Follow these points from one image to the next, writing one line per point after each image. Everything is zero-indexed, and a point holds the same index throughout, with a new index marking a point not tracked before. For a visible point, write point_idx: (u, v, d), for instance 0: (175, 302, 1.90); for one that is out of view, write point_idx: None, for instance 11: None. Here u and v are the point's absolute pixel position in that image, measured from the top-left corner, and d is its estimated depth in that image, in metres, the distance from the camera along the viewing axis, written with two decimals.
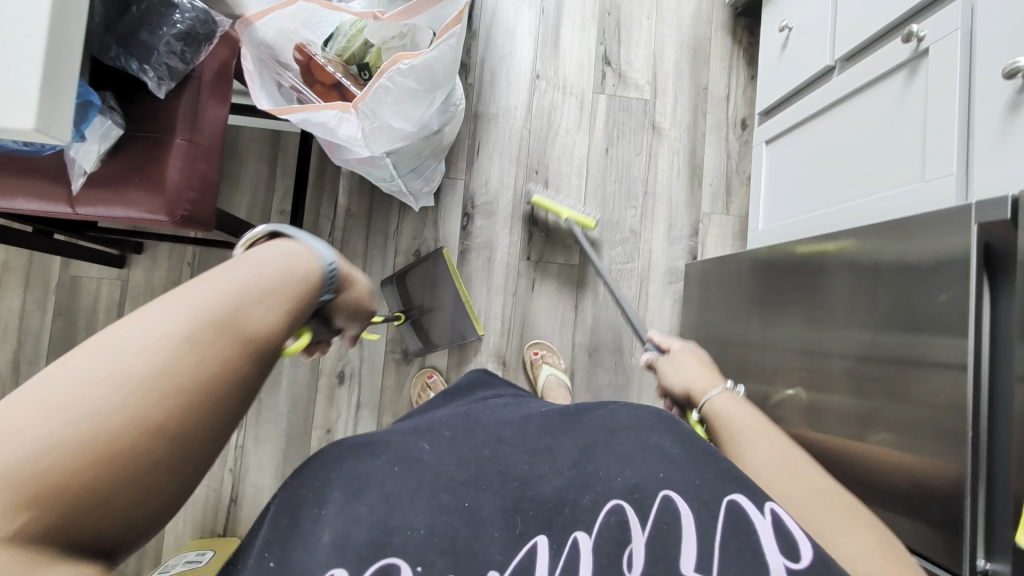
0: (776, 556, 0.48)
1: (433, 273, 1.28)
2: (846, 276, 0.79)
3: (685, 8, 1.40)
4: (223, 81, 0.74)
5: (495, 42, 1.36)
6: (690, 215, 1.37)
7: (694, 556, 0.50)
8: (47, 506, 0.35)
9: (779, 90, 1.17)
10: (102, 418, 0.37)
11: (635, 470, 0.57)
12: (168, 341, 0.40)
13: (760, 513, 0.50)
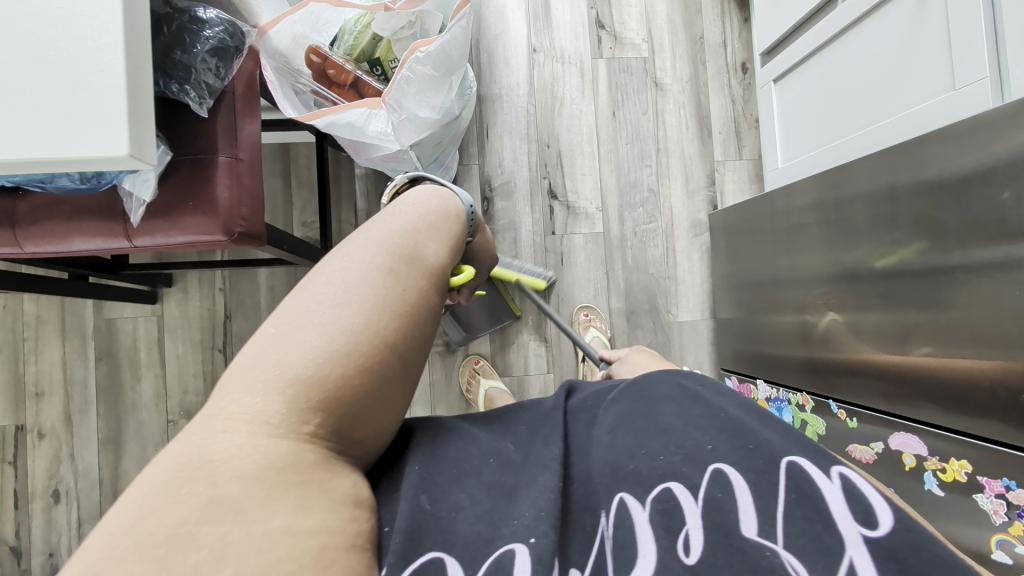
0: (849, 523, 0.41)
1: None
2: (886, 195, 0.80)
3: None
4: (253, 92, 0.73)
5: (486, 21, 1.35)
6: (705, 165, 1.38)
7: (754, 518, 0.43)
8: (330, 401, 0.45)
9: (781, 26, 1.17)
10: (348, 333, 0.47)
11: (680, 433, 0.49)
12: (375, 274, 0.52)
13: (826, 476, 0.43)
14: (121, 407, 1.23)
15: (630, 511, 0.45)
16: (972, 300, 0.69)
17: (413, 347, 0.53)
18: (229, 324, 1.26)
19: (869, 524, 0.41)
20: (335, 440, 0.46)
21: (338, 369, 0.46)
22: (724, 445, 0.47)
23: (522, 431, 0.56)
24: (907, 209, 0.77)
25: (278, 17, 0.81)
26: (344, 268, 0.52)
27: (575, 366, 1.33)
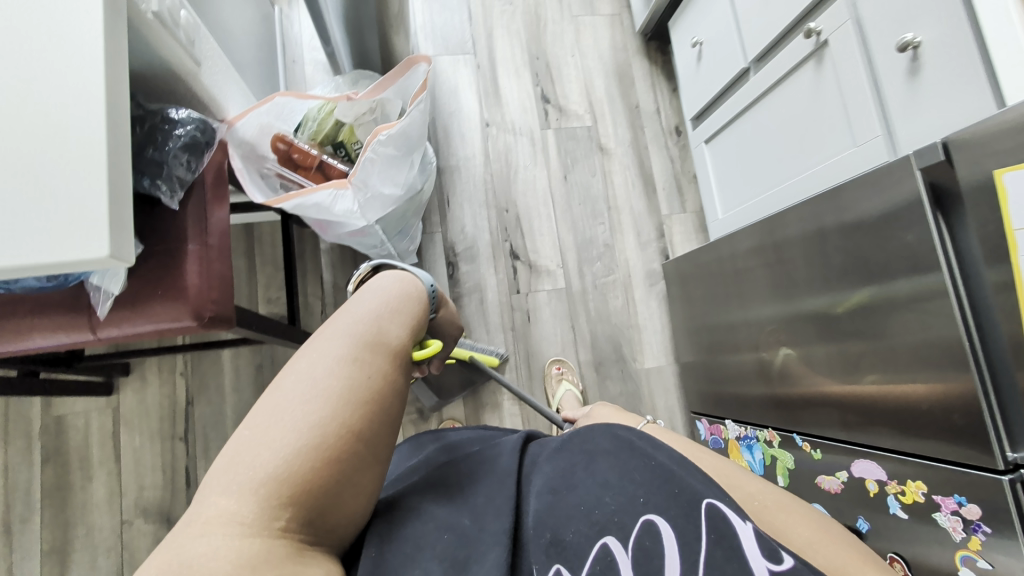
0: (759, 561, 0.44)
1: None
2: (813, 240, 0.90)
3: (602, 41, 1.56)
4: (220, 181, 0.76)
5: (440, 101, 1.45)
6: (653, 219, 1.49)
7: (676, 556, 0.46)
8: (301, 497, 0.45)
9: (705, 95, 1.32)
10: (315, 429, 0.48)
11: (617, 485, 0.52)
12: (338, 364, 0.53)
13: (739, 518, 0.47)
14: (69, 511, 1.14)
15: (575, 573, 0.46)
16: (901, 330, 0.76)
17: (384, 430, 0.54)
18: (191, 410, 1.21)
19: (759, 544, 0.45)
20: (309, 532, 0.46)
21: (307, 466, 0.46)
22: (654, 496, 0.50)
23: (467, 488, 0.57)
24: (833, 251, 0.85)
25: (245, 111, 0.85)
26: (308, 362, 0.53)
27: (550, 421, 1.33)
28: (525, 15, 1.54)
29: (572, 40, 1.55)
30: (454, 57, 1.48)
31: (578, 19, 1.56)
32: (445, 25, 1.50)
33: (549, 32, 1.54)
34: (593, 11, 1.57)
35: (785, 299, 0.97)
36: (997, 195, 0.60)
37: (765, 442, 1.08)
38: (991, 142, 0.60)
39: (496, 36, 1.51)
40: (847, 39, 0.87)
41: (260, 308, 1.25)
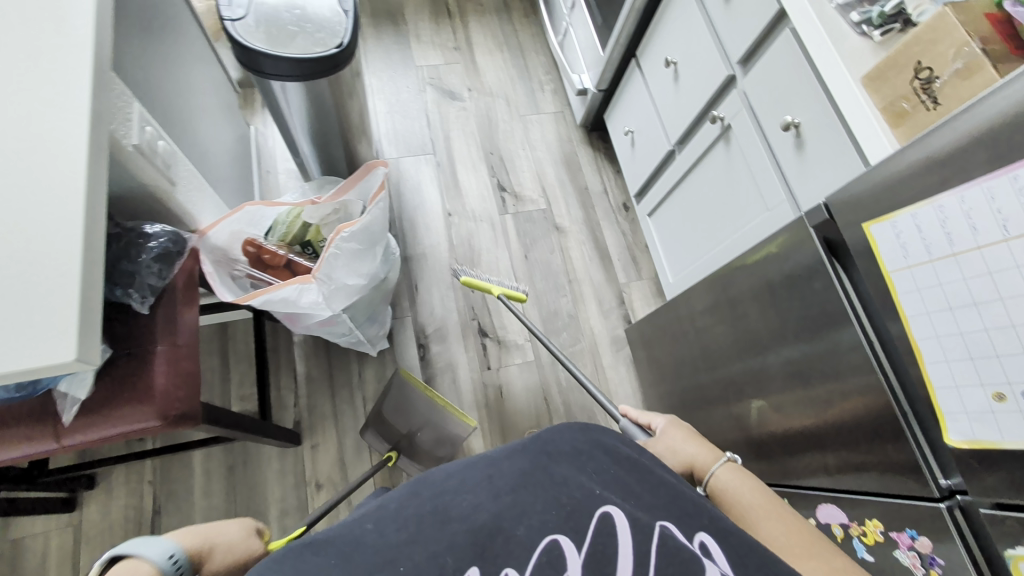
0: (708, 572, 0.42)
1: (400, 398, 1.27)
2: (743, 295, 0.97)
3: (550, 135, 1.74)
4: (189, 285, 0.81)
5: (405, 196, 1.58)
6: (612, 288, 1.57)
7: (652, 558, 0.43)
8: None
9: (642, 174, 1.46)
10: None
11: (572, 481, 0.47)
12: None
13: (690, 539, 0.45)
14: None
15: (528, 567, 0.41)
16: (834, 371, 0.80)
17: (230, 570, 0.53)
18: (158, 519, 1.17)
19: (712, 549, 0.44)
20: None
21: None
22: (610, 492, 0.47)
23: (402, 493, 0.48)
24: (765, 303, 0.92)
25: (216, 222, 0.94)
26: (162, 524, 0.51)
27: None
28: (479, 118, 1.73)
29: (522, 136, 1.73)
30: (416, 157, 1.63)
31: (526, 119, 1.75)
32: (407, 131, 1.66)
33: (501, 130, 1.72)
34: (539, 110, 1.77)
35: (734, 353, 1.02)
36: (871, 246, 0.64)
37: None
38: (857, 196, 0.67)
39: (453, 137, 1.68)
40: (745, 122, 1.04)
41: (234, 404, 1.26)
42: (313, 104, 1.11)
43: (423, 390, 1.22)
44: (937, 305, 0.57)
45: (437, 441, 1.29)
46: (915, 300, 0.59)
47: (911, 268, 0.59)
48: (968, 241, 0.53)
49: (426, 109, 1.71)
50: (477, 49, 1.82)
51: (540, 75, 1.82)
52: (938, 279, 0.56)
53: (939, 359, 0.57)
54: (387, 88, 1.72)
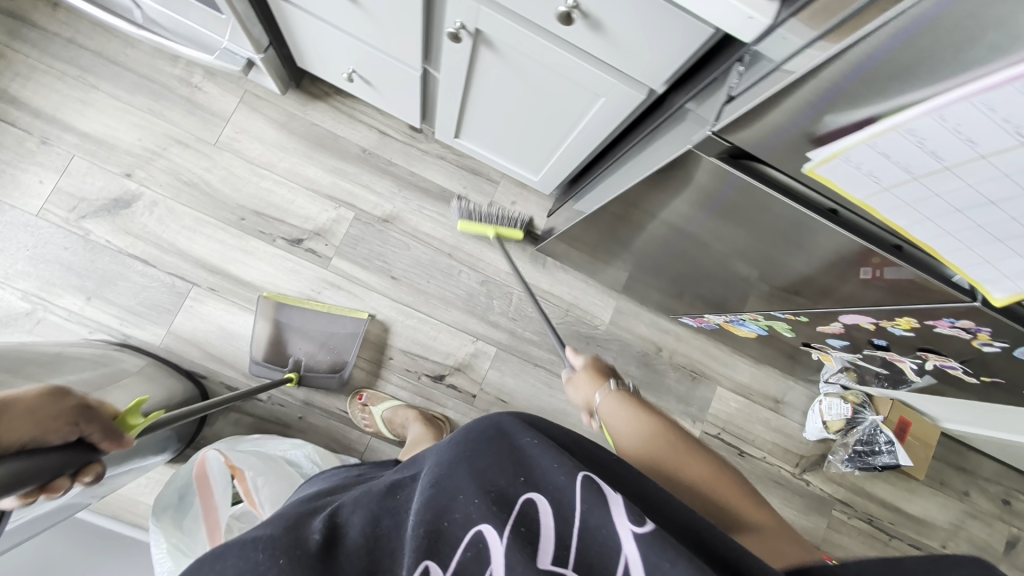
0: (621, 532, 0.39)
1: (276, 322, 1.21)
2: (696, 233, 0.79)
3: (268, 132, 1.25)
4: None
5: (227, 354, 1.19)
6: (487, 220, 1.34)
7: (548, 550, 0.40)
8: None
9: (411, 103, 1.09)
10: None
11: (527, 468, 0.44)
12: None
13: (605, 488, 0.42)
14: None
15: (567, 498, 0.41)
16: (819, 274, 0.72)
17: None
18: None
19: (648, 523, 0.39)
20: None
21: None
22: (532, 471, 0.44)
23: None
24: (733, 246, 0.76)
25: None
26: None
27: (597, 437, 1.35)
28: (181, 195, 1.20)
29: (245, 165, 1.24)
30: (184, 307, 1.18)
31: (224, 140, 1.23)
32: (136, 293, 1.16)
33: (217, 181, 1.22)
34: (222, 116, 1.23)
35: (720, 263, 0.85)
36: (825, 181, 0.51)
37: (756, 321, 1.07)
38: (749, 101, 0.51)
39: (184, 244, 1.19)
40: (497, 20, 0.69)
41: None
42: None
43: (305, 304, 1.22)
44: (948, 215, 0.45)
45: (338, 345, 1.24)
46: (918, 224, 0.48)
47: (887, 189, 0.46)
48: (930, 165, 0.42)
49: (120, 249, 1.16)
50: (67, 116, 1.17)
51: (172, 71, 1.22)
52: (951, 204, 0.43)
53: (959, 251, 0.48)
54: (45, 272, 1.13)
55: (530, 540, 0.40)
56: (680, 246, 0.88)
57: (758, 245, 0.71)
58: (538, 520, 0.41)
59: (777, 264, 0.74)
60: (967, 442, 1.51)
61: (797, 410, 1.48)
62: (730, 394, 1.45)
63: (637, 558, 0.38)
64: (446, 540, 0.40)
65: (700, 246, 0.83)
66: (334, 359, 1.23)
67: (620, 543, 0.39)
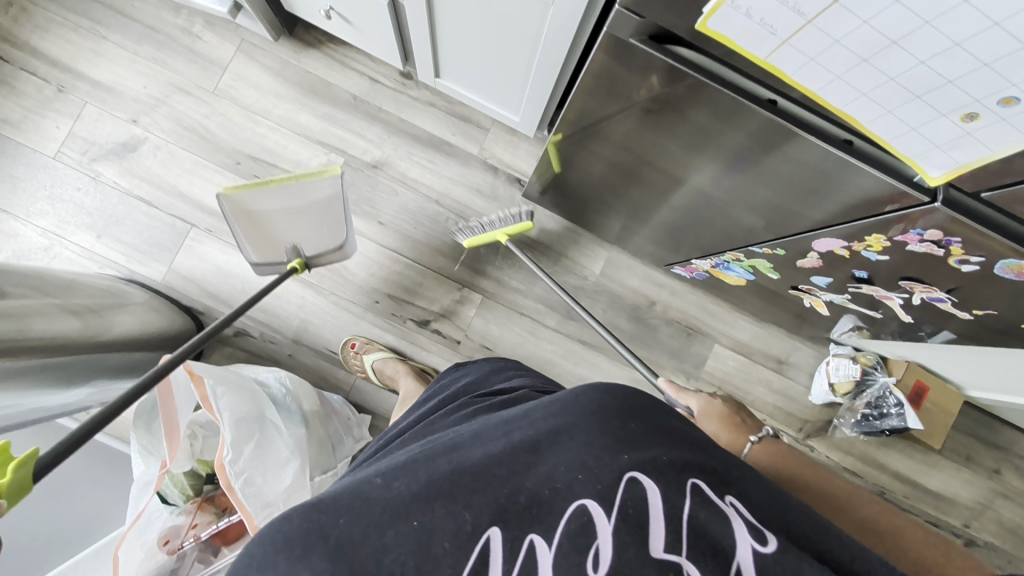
0: (743, 547, 0.41)
1: (250, 216, 1.07)
2: (696, 173, 0.78)
3: (263, 80, 1.29)
4: None
5: (222, 291, 1.25)
6: (476, 167, 1.33)
7: (661, 535, 0.40)
8: None
9: (389, 40, 1.09)
10: None
11: (614, 453, 0.44)
12: None
13: (721, 500, 0.43)
14: None
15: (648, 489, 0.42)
16: (799, 198, 0.69)
17: None
18: None
19: (770, 546, 0.41)
20: None
21: None
22: (623, 449, 0.44)
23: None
24: (739, 190, 0.75)
25: (115, 556, 0.76)
26: None
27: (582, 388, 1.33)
28: (182, 140, 1.26)
29: (241, 112, 1.28)
30: (183, 246, 1.25)
31: (222, 87, 1.28)
32: (141, 232, 1.24)
33: (215, 126, 1.27)
34: (220, 64, 1.28)
35: (726, 210, 0.83)
36: (724, 42, 0.53)
37: (739, 261, 1.02)
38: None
39: (184, 186, 1.26)
40: None
41: None
42: (34, 375, 0.79)
43: (263, 184, 1.03)
44: (836, 54, 0.47)
45: (326, 215, 1.11)
46: (829, 84, 0.51)
47: (786, 39, 0.48)
48: (820, 4, 0.44)
49: (126, 190, 1.24)
50: (81, 65, 1.25)
51: (175, 22, 1.28)
52: (833, 36, 0.46)
53: (864, 102, 0.51)
54: (61, 210, 1.22)
55: (638, 523, 0.41)
56: (682, 190, 0.87)
57: (777, 198, 0.72)
58: (648, 502, 0.42)
59: (781, 208, 0.74)
60: (1001, 415, 1.37)
61: (803, 372, 1.39)
62: (729, 353, 1.38)
63: (749, 563, 0.40)
64: (539, 510, 0.43)
65: (694, 185, 0.82)
66: (328, 227, 1.10)
67: (736, 548, 0.41)
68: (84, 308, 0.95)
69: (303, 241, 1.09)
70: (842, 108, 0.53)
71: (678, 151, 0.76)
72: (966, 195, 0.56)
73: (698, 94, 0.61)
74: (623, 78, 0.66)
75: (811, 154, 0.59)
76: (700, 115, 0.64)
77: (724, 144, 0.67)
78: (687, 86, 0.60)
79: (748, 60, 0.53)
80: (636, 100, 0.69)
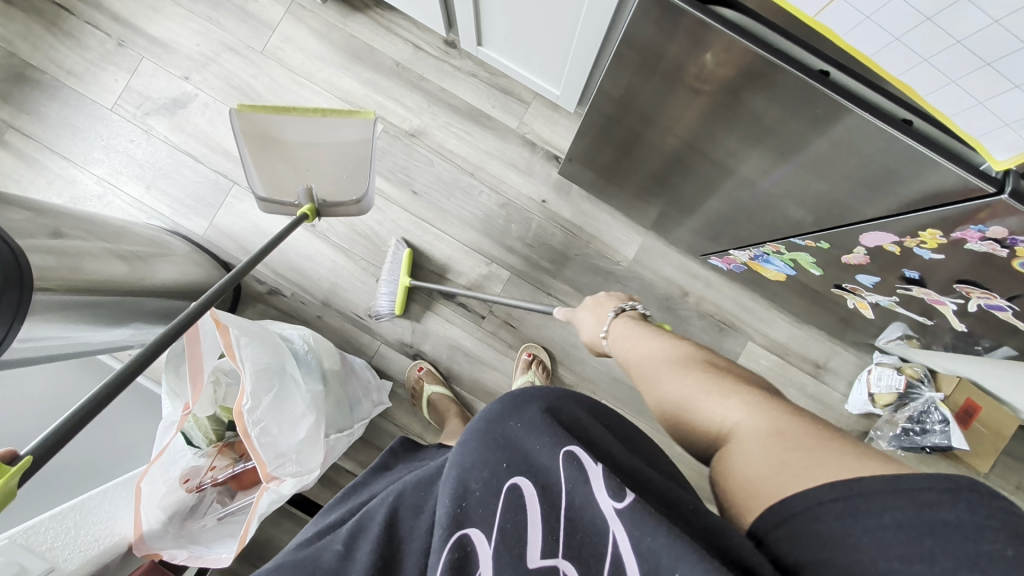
0: (608, 502, 0.44)
1: (265, 141, 0.91)
2: (745, 161, 0.74)
3: (309, 43, 1.30)
4: None
5: (258, 249, 1.29)
6: (513, 141, 1.31)
7: (539, 542, 0.45)
8: None
9: (432, 5, 1.07)
10: None
11: (495, 468, 0.49)
12: None
13: (589, 463, 0.46)
14: None
15: (524, 493, 0.47)
16: (852, 192, 0.64)
17: None
18: None
19: (624, 499, 0.43)
20: None
21: None
22: (510, 460, 0.49)
23: None
24: (791, 183, 0.71)
25: (137, 484, 0.80)
26: None
27: (603, 375, 1.30)
28: (229, 99, 1.29)
29: (286, 73, 1.30)
30: (224, 203, 1.29)
31: (270, 48, 1.30)
32: (186, 187, 1.28)
33: (261, 87, 1.30)
34: (270, 25, 1.30)
35: (776, 205, 0.79)
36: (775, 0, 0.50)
37: (779, 255, 0.96)
38: None
39: (228, 144, 1.29)
40: None
41: None
42: (88, 313, 0.84)
43: (289, 112, 0.88)
44: (896, 14, 0.44)
45: (353, 160, 0.97)
46: (885, 48, 0.48)
47: None
48: None
49: (176, 145, 1.29)
50: (140, 21, 1.29)
51: None
52: None
53: (925, 72, 0.48)
54: (116, 161, 1.28)
55: (519, 534, 0.45)
56: (730, 181, 0.83)
57: (831, 191, 0.67)
58: (525, 495, 0.47)
59: (837, 207, 0.69)
60: None
61: (842, 380, 1.31)
62: (762, 352, 1.32)
63: (621, 532, 0.43)
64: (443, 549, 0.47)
65: (742, 173, 0.78)
66: (351, 171, 0.97)
67: (606, 520, 0.44)
68: (131, 255, 1.00)
69: (319, 184, 0.96)
70: (900, 77, 0.50)
71: (726, 138, 0.72)
72: None
73: (758, 76, 0.56)
74: (677, 57, 0.62)
75: (879, 141, 0.54)
76: (758, 102, 0.60)
77: (784, 133, 0.63)
78: (745, 62, 0.56)
79: (800, 20, 0.51)
80: (691, 83, 0.65)
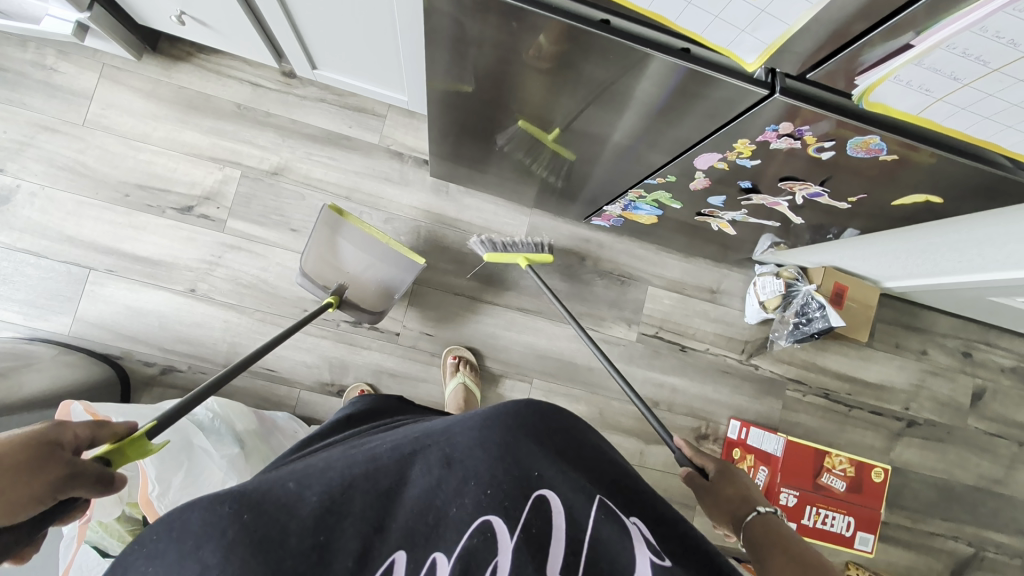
0: (643, 554, 0.48)
1: (333, 233, 1.18)
2: (584, 120, 0.80)
3: (135, 103, 1.22)
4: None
5: (138, 331, 1.19)
6: (380, 155, 1.31)
7: (560, 554, 0.47)
8: None
9: (254, 38, 1.04)
10: None
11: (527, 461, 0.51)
12: None
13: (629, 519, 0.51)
14: None
15: (553, 504, 0.49)
16: (672, 122, 0.72)
17: None
18: None
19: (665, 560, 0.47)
20: None
21: None
22: (548, 468, 0.51)
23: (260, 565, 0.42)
24: (628, 130, 0.78)
25: None
26: None
27: (528, 355, 1.34)
28: (59, 181, 1.18)
29: (118, 141, 1.21)
30: (84, 293, 1.18)
31: (91, 118, 1.20)
32: (34, 286, 1.16)
33: (93, 160, 1.20)
34: (84, 94, 1.20)
35: (626, 154, 0.86)
36: None
37: (643, 199, 1.04)
38: None
39: (71, 229, 1.18)
40: None
41: None
42: None
43: (366, 229, 1.17)
44: None
45: (388, 290, 1.24)
46: None
47: None
48: None
49: (8, 244, 1.15)
50: None
51: (24, 57, 1.18)
52: None
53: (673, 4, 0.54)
54: None
55: (540, 542, 0.47)
56: (580, 142, 0.89)
57: (657, 125, 0.74)
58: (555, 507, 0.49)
59: (670, 140, 0.77)
60: (918, 301, 1.47)
61: (736, 297, 1.44)
62: (663, 292, 1.42)
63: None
64: (437, 527, 0.48)
65: (587, 133, 0.84)
66: (381, 293, 1.24)
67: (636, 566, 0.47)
68: None
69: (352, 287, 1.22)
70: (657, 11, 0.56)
71: (559, 101, 0.77)
72: (796, 81, 0.61)
73: (584, 44, 0.62)
74: (509, 43, 0.67)
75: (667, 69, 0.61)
76: (595, 68, 0.66)
77: (623, 90, 0.69)
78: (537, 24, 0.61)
79: None
80: (531, 64, 0.70)
